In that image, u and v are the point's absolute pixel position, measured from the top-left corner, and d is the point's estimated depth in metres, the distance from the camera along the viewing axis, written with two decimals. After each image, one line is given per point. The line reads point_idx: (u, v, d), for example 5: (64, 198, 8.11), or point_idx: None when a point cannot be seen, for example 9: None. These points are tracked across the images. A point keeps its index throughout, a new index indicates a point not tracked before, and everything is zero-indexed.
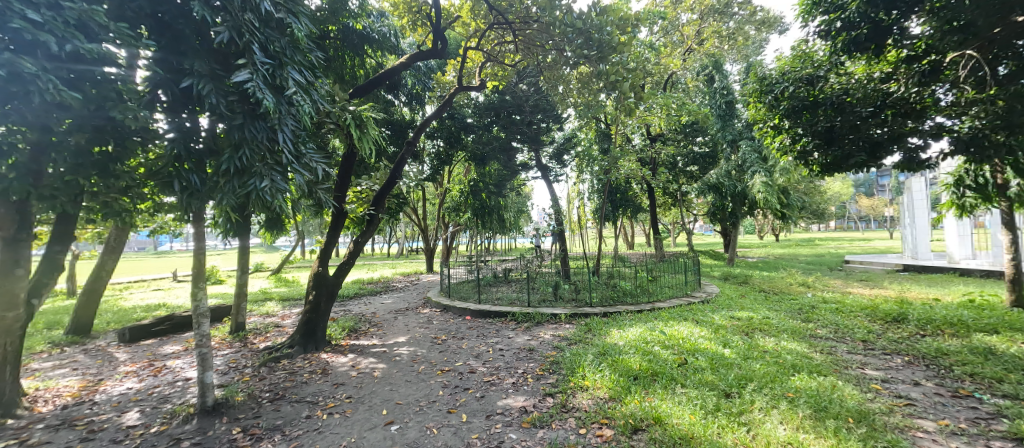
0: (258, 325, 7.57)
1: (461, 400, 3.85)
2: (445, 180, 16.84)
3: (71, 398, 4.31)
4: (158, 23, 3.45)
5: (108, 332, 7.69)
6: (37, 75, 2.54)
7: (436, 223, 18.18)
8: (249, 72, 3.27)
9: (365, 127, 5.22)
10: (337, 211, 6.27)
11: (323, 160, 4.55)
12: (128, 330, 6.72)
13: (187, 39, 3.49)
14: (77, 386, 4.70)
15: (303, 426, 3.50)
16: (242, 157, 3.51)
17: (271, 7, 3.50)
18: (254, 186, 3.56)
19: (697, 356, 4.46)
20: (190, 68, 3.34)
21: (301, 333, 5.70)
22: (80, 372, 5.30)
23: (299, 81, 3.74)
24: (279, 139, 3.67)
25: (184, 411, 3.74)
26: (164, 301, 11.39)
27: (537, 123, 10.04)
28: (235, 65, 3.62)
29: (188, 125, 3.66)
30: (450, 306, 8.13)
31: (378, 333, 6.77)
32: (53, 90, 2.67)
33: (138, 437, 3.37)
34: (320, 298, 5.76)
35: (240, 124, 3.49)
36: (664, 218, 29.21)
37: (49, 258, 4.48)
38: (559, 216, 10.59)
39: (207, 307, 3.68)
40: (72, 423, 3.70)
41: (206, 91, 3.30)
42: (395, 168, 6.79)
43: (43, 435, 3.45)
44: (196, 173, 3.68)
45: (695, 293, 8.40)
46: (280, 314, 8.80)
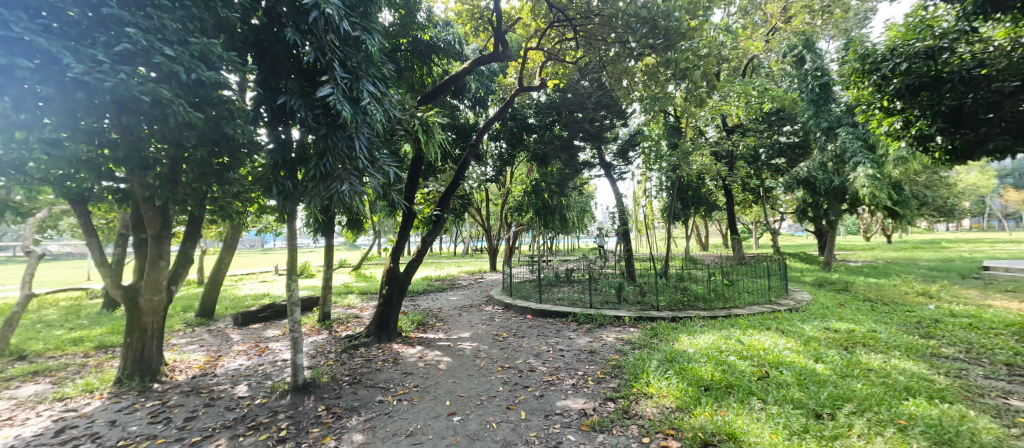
0: (341, 315, 8.38)
1: (521, 397, 3.89)
2: (508, 180, 17.16)
3: (199, 369, 5.16)
4: (260, 49, 3.97)
5: (226, 316, 9.05)
6: (170, 100, 3.07)
7: (500, 223, 18.57)
8: (330, 87, 3.64)
9: (431, 132, 5.53)
10: (406, 211, 6.72)
11: (395, 164, 4.90)
12: (240, 315, 7.84)
13: (282, 62, 3.98)
14: (202, 360, 5.61)
15: (376, 409, 3.81)
16: (327, 163, 3.94)
17: (350, 26, 3.86)
18: (335, 190, 3.96)
19: (782, 370, 4.00)
20: (284, 87, 3.82)
21: (376, 325, 6.18)
22: (205, 348, 6.32)
23: (373, 92, 4.07)
24: (356, 147, 4.04)
25: (281, 387, 4.26)
26: (267, 292, 13.08)
27: (600, 120, 9.80)
28: (320, 81, 4.05)
29: (283, 137, 4.17)
30: (511, 305, 8.26)
31: (443, 328, 7.10)
32: (183, 112, 3.21)
33: (247, 406, 3.93)
34: (392, 292, 6.20)
35: (325, 135, 3.92)
36: (745, 218, 26.70)
37: (184, 253, 5.35)
38: (624, 215, 10.19)
39: (298, 297, 4.16)
40: (199, 390, 4.43)
41: (295, 106, 3.77)
42: (458, 170, 7.06)
43: (179, 398, 4.20)
44: (289, 179, 4.17)
45: (780, 300, 7.55)
46: (359, 306, 9.64)
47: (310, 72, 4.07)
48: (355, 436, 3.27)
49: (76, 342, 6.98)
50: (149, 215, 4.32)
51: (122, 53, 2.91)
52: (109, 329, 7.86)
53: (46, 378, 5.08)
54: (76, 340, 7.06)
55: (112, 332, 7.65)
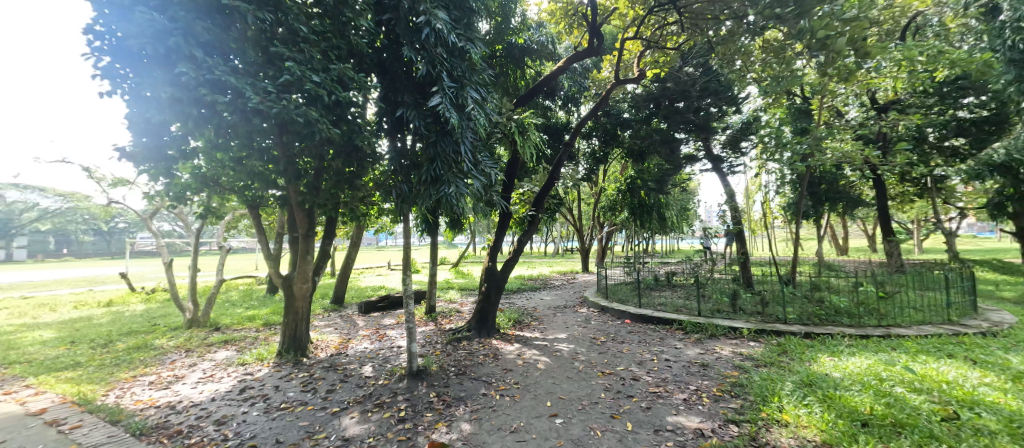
0: (445, 309, 9.02)
1: (626, 407, 3.71)
2: (601, 179, 16.69)
3: (334, 349, 6.01)
4: (381, 68, 4.49)
5: (352, 304, 10.43)
6: (316, 118, 3.64)
7: (593, 222, 18.16)
8: (440, 96, 3.91)
9: (528, 133, 5.60)
10: (503, 212, 6.95)
11: (495, 166, 5.06)
12: (363, 304, 8.97)
13: (399, 78, 4.43)
14: (336, 341, 6.53)
15: (481, 401, 3.99)
16: (436, 168, 4.24)
17: (456, 38, 4.11)
18: (444, 192, 4.23)
19: (977, 412, 3.13)
20: (401, 101, 4.24)
21: (476, 320, 6.50)
22: (338, 331, 7.36)
23: (476, 98, 4.27)
24: (461, 151, 4.28)
25: (399, 372, 4.72)
26: (383, 284, 14.73)
27: (705, 109, 8.82)
28: (430, 93, 4.40)
29: (400, 146, 4.62)
30: (608, 307, 7.99)
31: (540, 327, 7.16)
32: (326, 128, 3.75)
33: (372, 385, 4.43)
34: (491, 289, 6.45)
35: (435, 141, 4.23)
36: (899, 215, 21.84)
37: (324, 249, 6.28)
38: (737, 214, 9.11)
39: (412, 291, 4.56)
40: (335, 367, 5.15)
41: (411, 117, 4.17)
42: (553, 170, 7.05)
43: (321, 372, 4.94)
44: (405, 183, 4.60)
45: (962, 321, 5.97)
46: (460, 301, 10.26)
47: (421, 84, 4.45)
48: (464, 425, 3.45)
49: (249, 319, 8.72)
50: (299, 217, 5.17)
51: (283, 82, 3.52)
52: (271, 310, 9.64)
53: (232, 346, 6.42)
54: (250, 318, 8.80)
55: (273, 313, 9.37)
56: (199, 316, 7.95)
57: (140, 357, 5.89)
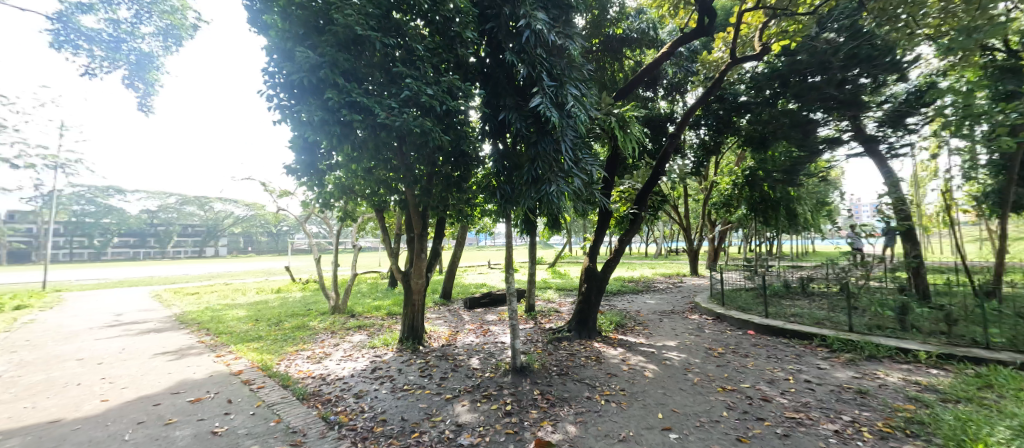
0: (544, 308, 9.08)
1: (755, 431, 3.23)
2: (713, 172, 15.08)
3: (445, 340, 6.49)
4: (485, 75, 4.75)
5: (459, 300, 11.19)
6: (430, 128, 4.01)
7: (703, 221, 16.52)
8: (540, 96, 3.92)
9: (629, 127, 5.28)
10: (602, 211, 6.70)
11: (596, 163, 4.87)
12: (468, 299, 9.54)
13: (501, 82, 4.61)
14: (446, 333, 7.04)
15: (585, 405, 3.88)
16: (537, 168, 4.26)
17: (555, 36, 4.08)
18: (545, 191, 4.21)
19: None
20: (503, 105, 4.39)
21: (576, 321, 6.38)
22: (447, 324, 7.94)
23: (576, 95, 4.17)
24: (562, 150, 4.22)
25: (503, 366, 4.88)
26: (485, 282, 15.49)
27: (853, 80, 7.03)
28: (530, 94, 4.46)
29: (502, 148, 4.79)
30: (726, 315, 7.13)
31: (645, 332, 6.73)
32: (437, 135, 4.07)
33: (480, 377, 4.65)
34: (591, 290, 6.28)
35: (535, 142, 4.27)
36: None
37: (435, 247, 6.83)
38: (902, 208, 7.34)
39: (515, 289, 4.67)
40: (447, 356, 5.56)
41: (512, 120, 4.28)
42: (658, 166, 6.57)
43: (435, 360, 5.37)
44: (508, 184, 4.73)
45: None
46: (558, 301, 10.23)
47: (522, 87, 4.55)
48: (569, 427, 3.39)
49: (375, 309, 9.97)
50: (415, 218, 5.70)
51: (403, 97, 3.92)
52: (392, 301, 10.87)
53: (364, 331, 7.40)
54: (377, 307, 10.05)
55: (394, 304, 10.56)
56: (340, 304, 9.36)
57: (300, 335, 7.17)
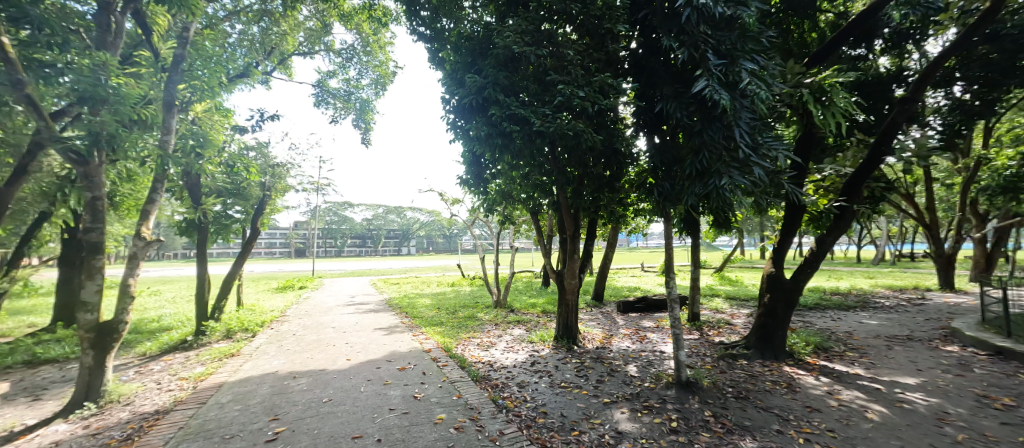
0: (712, 319, 8.03)
1: None
2: (976, 147, 10.71)
3: (599, 342, 6.39)
4: (639, 66, 4.54)
5: (612, 303, 10.94)
6: (582, 130, 4.04)
7: (957, 216, 11.91)
8: (705, 79, 3.47)
9: (833, 98, 4.13)
10: (790, 207, 5.51)
11: (784, 147, 3.98)
12: (622, 303, 9.21)
13: (658, 71, 4.29)
14: (600, 335, 6.94)
15: (775, 439, 3.22)
16: (703, 159, 3.76)
17: (723, 7, 3.55)
18: (714, 185, 3.65)
19: None
20: (661, 94, 4.08)
21: (757, 337, 5.44)
22: (601, 326, 7.86)
23: (753, 70, 3.52)
24: (735, 136, 3.60)
25: (666, 379, 4.48)
26: (640, 286, 14.69)
27: None
28: (693, 78, 4.00)
29: (660, 141, 4.47)
30: (1012, 352, 4.93)
31: (862, 361, 5.21)
32: (592, 136, 4.11)
33: (639, 386, 4.38)
34: (776, 301, 5.31)
35: (700, 130, 3.79)
36: None
37: (587, 249, 6.74)
38: None
39: (678, 294, 4.24)
40: (602, 360, 5.43)
41: (671, 109, 3.91)
42: (877, 146, 5.10)
43: (590, 362, 5.32)
44: (668, 180, 4.31)
45: None
46: (730, 312, 8.88)
47: (682, 72, 4.13)
48: None
49: (532, 306, 10.59)
50: (567, 219, 5.79)
51: (557, 104, 4.09)
52: (547, 300, 11.37)
53: (523, 326, 7.93)
54: (533, 305, 10.64)
55: (549, 303, 11.00)
56: (501, 299, 10.29)
57: (470, 324, 8.19)
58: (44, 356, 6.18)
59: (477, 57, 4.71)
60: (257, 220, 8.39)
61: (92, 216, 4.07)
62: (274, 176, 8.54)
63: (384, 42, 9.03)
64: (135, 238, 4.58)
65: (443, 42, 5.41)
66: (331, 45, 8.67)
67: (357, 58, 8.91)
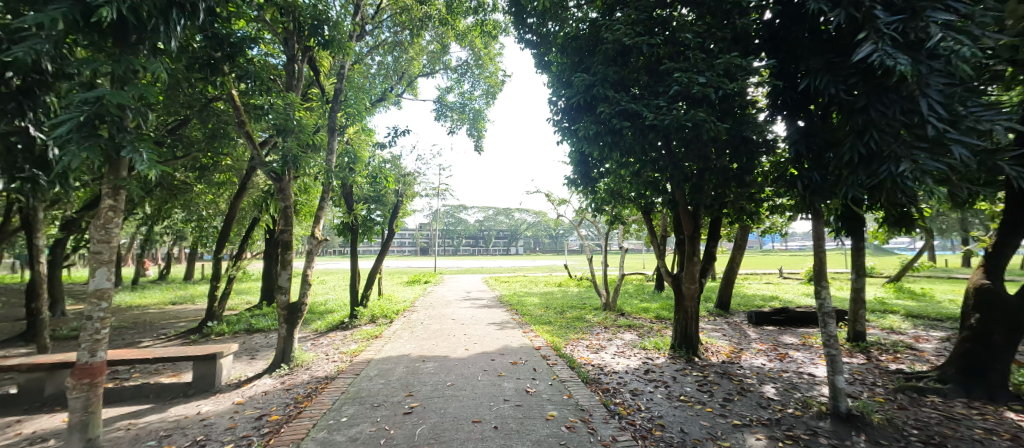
0: (882, 340, 6.51)
1: None
2: None
3: (726, 357, 5.73)
4: (777, 40, 3.98)
5: (741, 313, 9.73)
6: (703, 120, 3.71)
7: None
8: (871, 43, 2.86)
9: None
10: (1012, 196, 4.16)
11: (1004, 117, 2.99)
12: (755, 314, 8.12)
13: (802, 42, 3.70)
14: (728, 349, 6.23)
15: None
16: (870, 141, 3.08)
17: None
18: (887, 172, 2.96)
19: None
20: (806, 69, 3.51)
21: (959, 368, 4.25)
22: (728, 338, 7.07)
23: (947, 22, 2.77)
24: (920, 109, 2.85)
25: (816, 407, 3.79)
26: (777, 295, 12.72)
27: None
28: (852, 45, 3.34)
29: (805, 124, 3.82)
30: None
31: None
32: (714, 126, 3.73)
33: (779, 412, 3.80)
34: (992, 323, 4.11)
35: (865, 105, 3.12)
36: None
37: (709, 251, 6.10)
38: None
39: (833, 308, 3.56)
40: (730, 376, 4.86)
41: (821, 85, 3.32)
42: None
43: (715, 377, 4.81)
44: (817, 170, 3.65)
45: None
46: (911, 333, 7.05)
47: (837, 40, 3.48)
48: None
49: (645, 310, 10.05)
50: (685, 219, 5.34)
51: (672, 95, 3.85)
52: (661, 305, 10.65)
53: (634, 331, 7.58)
54: (645, 309, 10.08)
55: (663, 308, 10.29)
56: (610, 302, 10.00)
57: (579, 325, 8.16)
58: (256, 326, 8.19)
59: (585, 56, 4.68)
60: (393, 222, 9.73)
61: (285, 221, 5.26)
62: (405, 184, 9.77)
63: (494, 54, 9.58)
64: (310, 238, 5.80)
65: (549, 46, 5.52)
66: (448, 63, 9.52)
67: (471, 72, 9.62)
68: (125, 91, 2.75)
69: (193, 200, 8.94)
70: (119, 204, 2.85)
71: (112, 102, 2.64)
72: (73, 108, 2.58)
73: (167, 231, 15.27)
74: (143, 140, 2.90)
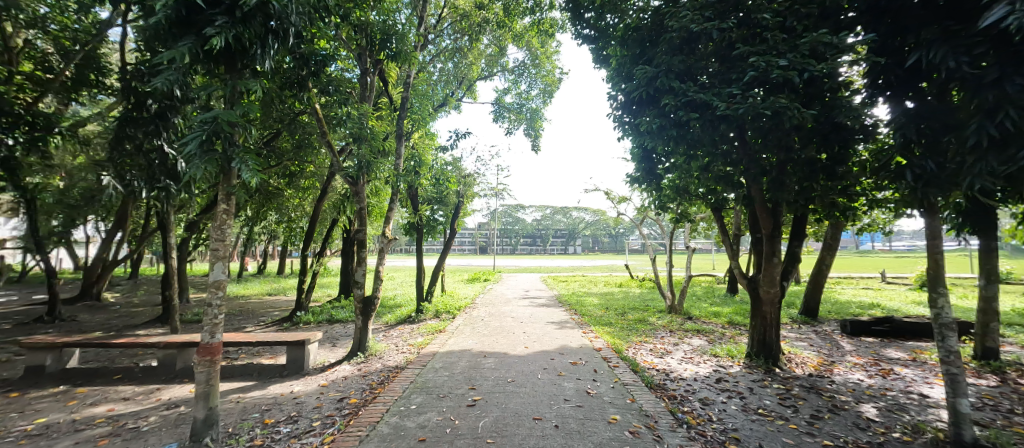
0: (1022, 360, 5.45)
1: None
2: None
3: (814, 369, 5.17)
4: (877, 10, 3.50)
5: (832, 321, 8.74)
6: (785, 106, 3.38)
7: None
8: (1006, 4, 2.41)
9: None
10: None
11: None
12: (849, 323, 7.24)
13: (910, 11, 3.22)
14: (816, 360, 5.61)
15: None
16: (1004, 122, 2.58)
17: None
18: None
19: None
20: (917, 42, 3.04)
21: None
22: (817, 349, 6.37)
23: None
24: None
25: (931, 433, 3.28)
26: (877, 302, 11.19)
27: None
28: (979, 9, 2.84)
29: (914, 105, 3.33)
30: None
31: None
32: (798, 113, 3.39)
33: (882, 435, 3.34)
34: None
35: (998, 79, 2.64)
36: None
37: (792, 251, 5.55)
38: None
39: (953, 319, 3.06)
40: (819, 391, 4.37)
41: (937, 58, 2.85)
42: None
43: (801, 392, 4.35)
44: (930, 158, 3.15)
45: None
46: None
47: (957, 4, 2.98)
48: None
49: (716, 314, 9.41)
50: (763, 216, 4.90)
51: (748, 81, 3.57)
52: (735, 309, 9.90)
53: (704, 336, 7.13)
54: (716, 313, 9.42)
55: (736, 312, 9.57)
56: (676, 304, 9.51)
57: (642, 328, 7.87)
58: (336, 317, 8.99)
59: (647, 47, 4.49)
60: (455, 222, 10.13)
61: (360, 221, 5.72)
62: (466, 185, 10.12)
63: (551, 52, 9.55)
64: (381, 236, 6.23)
65: (608, 39, 5.37)
66: (506, 65, 9.67)
67: (529, 72, 9.67)
68: (233, 110, 3.17)
69: (284, 203, 10.05)
70: (230, 208, 3.29)
71: (224, 120, 3.07)
72: (197, 127, 3.04)
73: (263, 231, 17.33)
74: (248, 152, 3.32)
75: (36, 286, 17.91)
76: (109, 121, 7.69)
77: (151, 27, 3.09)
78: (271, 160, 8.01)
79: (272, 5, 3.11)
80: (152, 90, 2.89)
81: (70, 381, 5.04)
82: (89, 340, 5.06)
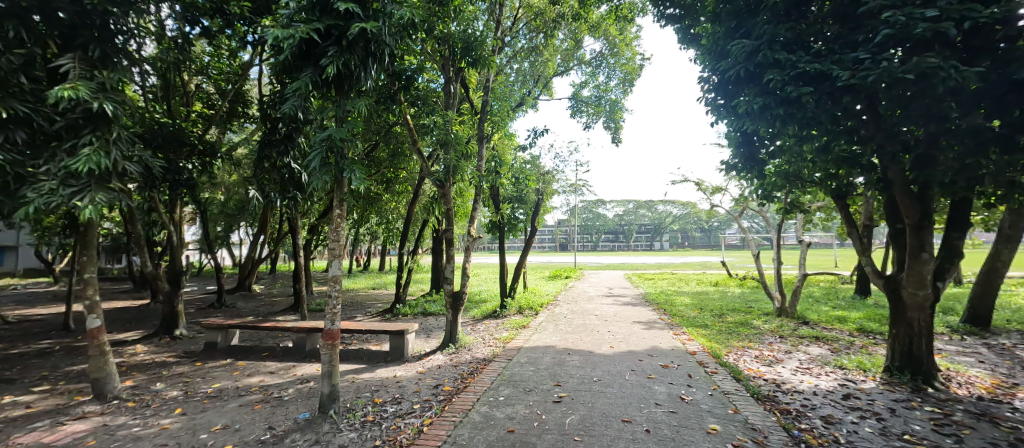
0: None
1: None
2: None
3: (986, 391, 4.15)
4: None
5: (1012, 333, 6.93)
6: (934, 67, 2.76)
7: None
8: None
9: None
10: None
11: None
12: None
13: None
14: (989, 381, 4.49)
15: None
16: None
17: None
18: None
19: None
20: None
21: None
22: (990, 366, 5.11)
23: None
24: None
25: None
26: None
27: None
28: None
29: None
30: None
31: None
32: (957, 73, 2.75)
33: None
34: None
35: None
36: None
37: (949, 244, 4.54)
38: None
39: None
40: (995, 419, 3.49)
41: None
42: None
43: (967, 418, 3.52)
44: None
45: None
46: None
47: None
48: None
49: (841, 320, 8.07)
50: (905, 204, 4.07)
51: (883, 42, 3.02)
52: (865, 314, 8.39)
53: (825, 345, 6.18)
54: (840, 319, 8.07)
55: (868, 317, 8.11)
56: (787, 307, 8.39)
57: (745, 332, 7.10)
58: (429, 310, 9.71)
59: (745, 18, 4.00)
60: (535, 219, 10.23)
61: (447, 221, 6.09)
62: (545, 182, 10.15)
63: (631, 38, 9.09)
64: (467, 235, 6.56)
65: (696, 15, 4.94)
66: (583, 57, 9.44)
67: (607, 61, 9.30)
68: (344, 128, 3.61)
69: (383, 207, 11.14)
70: (343, 213, 3.74)
71: (336, 137, 3.49)
72: (317, 145, 3.52)
73: (366, 231, 19.41)
74: (355, 163, 3.72)
75: (208, 279, 22.49)
76: (252, 144, 9.32)
77: (281, 63, 3.66)
78: (372, 168, 8.93)
79: (371, 31, 3.46)
80: (283, 115, 3.41)
81: (233, 356, 6.24)
82: (244, 324, 6.21)
